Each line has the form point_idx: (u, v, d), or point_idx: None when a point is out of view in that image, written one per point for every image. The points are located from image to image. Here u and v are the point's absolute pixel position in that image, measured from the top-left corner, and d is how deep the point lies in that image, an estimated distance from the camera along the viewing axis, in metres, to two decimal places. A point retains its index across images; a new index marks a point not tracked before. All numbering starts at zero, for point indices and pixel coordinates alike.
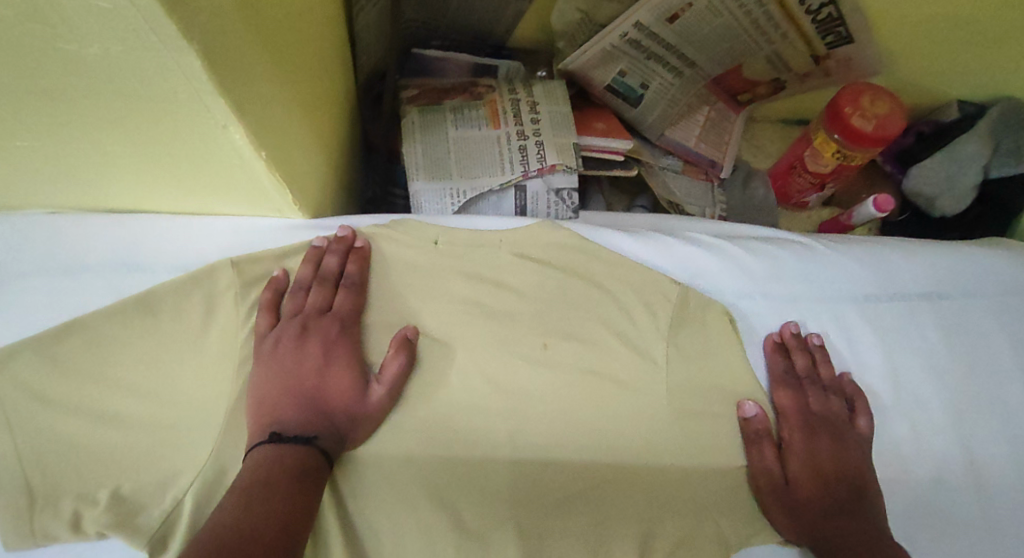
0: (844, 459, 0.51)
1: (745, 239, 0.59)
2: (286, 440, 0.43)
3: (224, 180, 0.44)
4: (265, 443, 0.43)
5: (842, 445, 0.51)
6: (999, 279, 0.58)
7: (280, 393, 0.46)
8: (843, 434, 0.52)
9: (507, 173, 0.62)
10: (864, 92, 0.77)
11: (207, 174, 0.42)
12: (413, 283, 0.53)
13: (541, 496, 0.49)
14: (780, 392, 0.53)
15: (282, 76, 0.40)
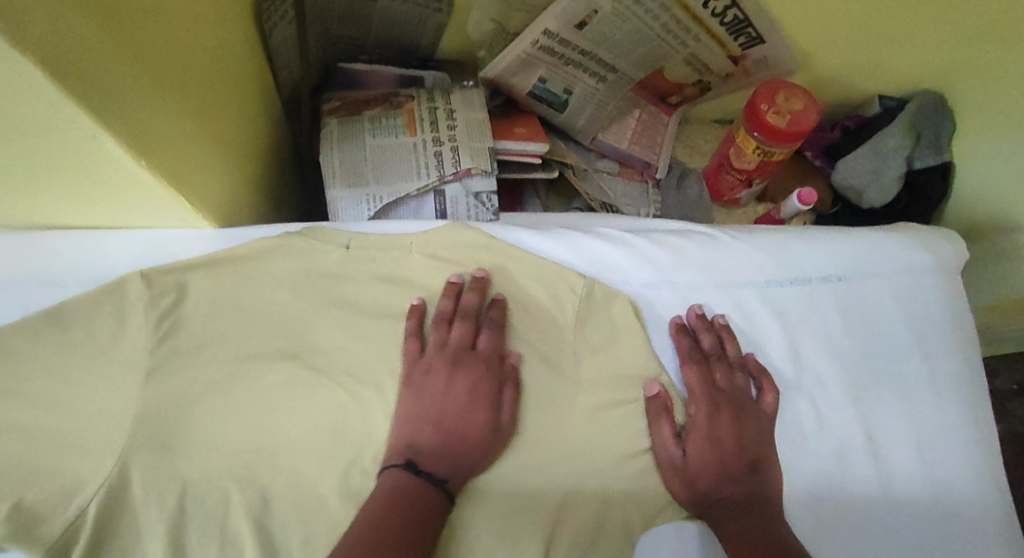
0: (746, 433, 0.53)
1: (654, 232, 0.61)
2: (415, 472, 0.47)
3: (118, 184, 0.45)
4: (398, 473, 0.47)
5: (744, 420, 0.54)
6: (894, 276, 0.61)
7: (426, 421, 0.50)
8: (746, 410, 0.54)
9: (422, 179, 0.65)
10: (779, 90, 0.80)
11: (97, 176, 0.43)
12: (320, 291, 0.53)
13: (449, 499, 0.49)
14: (688, 370, 0.55)
15: (160, 81, 0.41)
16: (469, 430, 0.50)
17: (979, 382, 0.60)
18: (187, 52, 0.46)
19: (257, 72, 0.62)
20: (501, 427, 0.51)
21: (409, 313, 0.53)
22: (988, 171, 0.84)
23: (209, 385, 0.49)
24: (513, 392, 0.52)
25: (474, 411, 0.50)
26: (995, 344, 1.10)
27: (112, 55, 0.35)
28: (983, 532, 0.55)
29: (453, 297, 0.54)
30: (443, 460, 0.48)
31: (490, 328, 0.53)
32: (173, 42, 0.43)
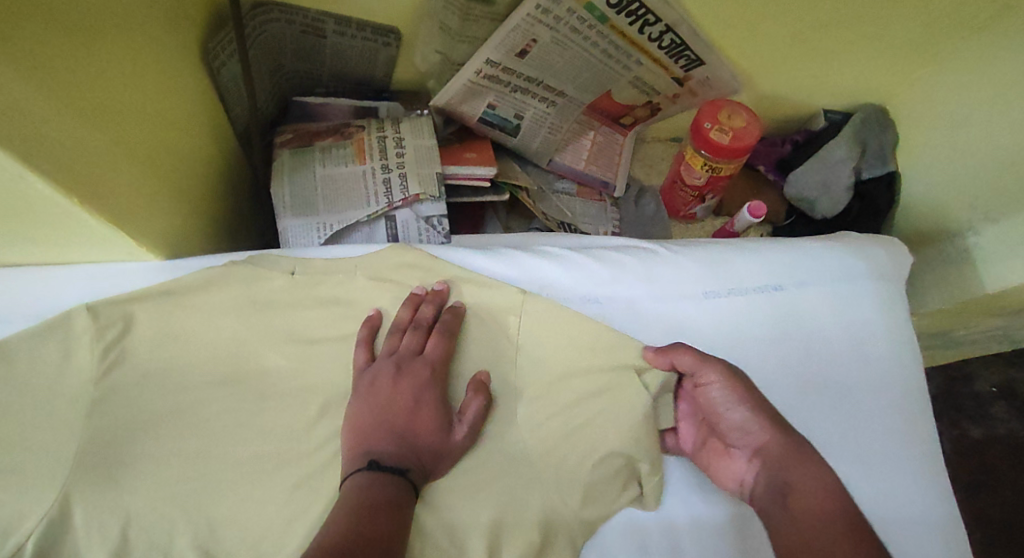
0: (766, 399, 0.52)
1: (596, 248, 0.62)
2: (381, 471, 0.45)
3: (43, 212, 0.46)
4: (357, 475, 0.45)
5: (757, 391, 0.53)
6: (835, 283, 0.62)
7: (371, 427, 0.48)
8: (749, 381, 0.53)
9: (371, 206, 0.67)
10: (721, 109, 0.83)
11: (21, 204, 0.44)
12: (264, 318, 0.54)
13: None
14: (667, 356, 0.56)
15: (76, 113, 0.43)
16: (429, 436, 0.49)
17: (918, 387, 0.61)
18: (120, 91, 0.48)
19: (206, 108, 0.64)
20: (460, 438, 0.51)
21: (366, 322, 0.54)
22: (933, 177, 0.86)
23: (154, 414, 0.50)
24: (469, 402, 0.52)
25: (434, 420, 0.50)
26: (965, 349, 1.10)
27: (24, 94, 0.37)
28: (926, 539, 0.55)
29: (411, 306, 0.54)
30: (402, 453, 0.47)
31: (441, 331, 0.54)
32: (100, 82, 0.45)
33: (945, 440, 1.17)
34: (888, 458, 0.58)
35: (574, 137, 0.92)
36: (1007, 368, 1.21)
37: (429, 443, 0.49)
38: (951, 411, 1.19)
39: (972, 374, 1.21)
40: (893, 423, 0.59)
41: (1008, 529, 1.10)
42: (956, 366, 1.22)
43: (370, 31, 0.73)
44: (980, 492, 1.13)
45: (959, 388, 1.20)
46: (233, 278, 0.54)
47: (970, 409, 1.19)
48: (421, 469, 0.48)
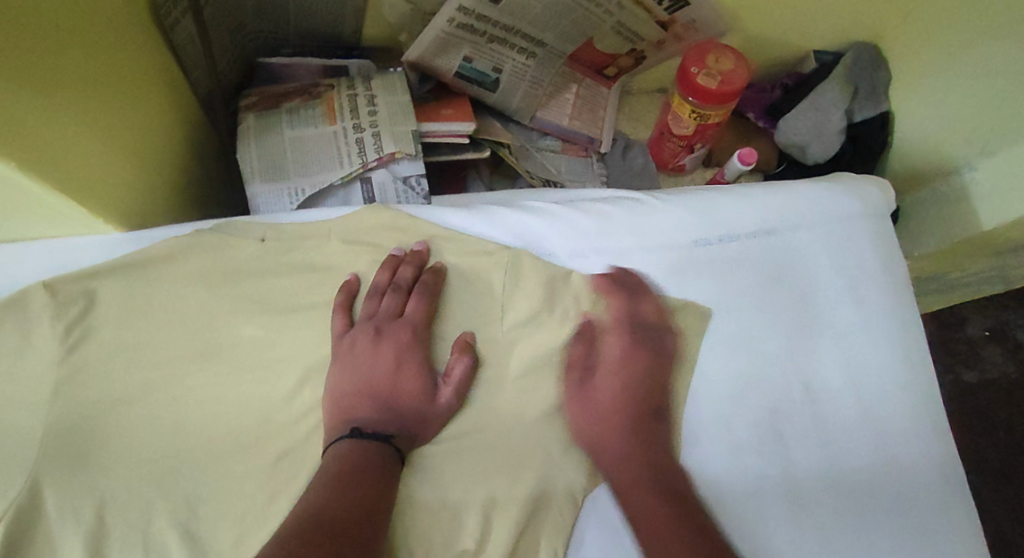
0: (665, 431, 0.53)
1: (581, 201, 0.60)
2: (366, 440, 0.44)
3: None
4: (341, 444, 0.43)
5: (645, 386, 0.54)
6: (831, 226, 0.60)
7: (352, 396, 0.46)
8: (648, 377, 0.54)
9: (345, 167, 0.64)
10: (708, 52, 0.79)
11: None
12: (236, 287, 0.51)
13: None
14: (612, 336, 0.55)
15: (30, 77, 0.39)
16: (412, 401, 0.47)
17: (916, 326, 0.60)
18: (74, 55, 0.44)
19: (162, 73, 0.60)
20: (446, 402, 0.49)
21: (342, 287, 0.51)
22: (927, 116, 0.83)
23: (125, 393, 0.47)
24: (454, 365, 0.50)
25: (418, 384, 0.48)
26: (959, 293, 1.09)
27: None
28: (924, 477, 0.55)
29: (389, 269, 0.52)
30: (387, 419, 0.46)
31: (423, 293, 0.51)
32: (54, 45, 0.42)
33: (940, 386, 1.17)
34: (887, 403, 0.56)
35: (557, 90, 0.88)
36: (1000, 311, 1.21)
37: (414, 407, 0.47)
38: (945, 356, 1.18)
39: (966, 319, 1.21)
40: (891, 368, 0.57)
41: (1004, 469, 1.11)
42: (950, 312, 1.21)
43: None
44: (974, 435, 1.13)
45: (954, 334, 1.20)
46: (201, 248, 0.51)
47: (965, 354, 1.18)
48: (406, 433, 0.46)
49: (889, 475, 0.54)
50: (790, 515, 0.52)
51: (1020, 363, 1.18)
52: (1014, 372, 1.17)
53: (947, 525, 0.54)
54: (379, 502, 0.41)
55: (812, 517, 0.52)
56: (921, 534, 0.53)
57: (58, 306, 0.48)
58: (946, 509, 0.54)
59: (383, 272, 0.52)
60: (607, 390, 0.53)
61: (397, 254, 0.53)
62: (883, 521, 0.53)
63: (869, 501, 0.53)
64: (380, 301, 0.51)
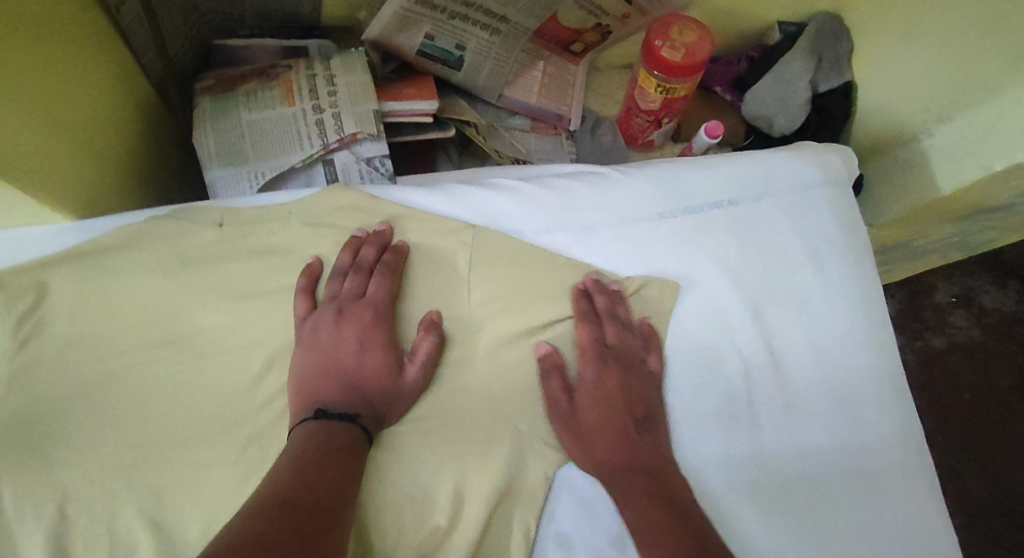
0: (663, 404, 0.53)
1: (547, 177, 0.59)
2: (330, 419, 0.44)
3: None
4: (305, 424, 0.43)
5: (633, 378, 0.52)
6: (794, 195, 0.61)
7: (316, 377, 0.46)
8: (636, 368, 0.53)
9: (306, 149, 0.62)
10: (672, 25, 0.79)
11: None
12: (193, 274, 0.50)
13: None
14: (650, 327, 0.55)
15: None
16: (377, 382, 0.47)
17: (877, 290, 0.61)
18: (21, 40, 0.43)
19: (111, 57, 0.58)
20: (412, 379, 0.49)
21: (305, 271, 0.51)
22: (887, 84, 0.84)
23: (83, 385, 0.47)
24: (421, 343, 0.49)
25: (383, 363, 0.48)
26: (923, 260, 1.12)
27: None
28: (884, 435, 0.56)
29: (351, 250, 0.51)
30: (352, 397, 0.46)
31: (385, 273, 0.51)
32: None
33: (908, 351, 1.20)
34: (848, 366, 0.58)
35: (523, 67, 0.87)
36: (965, 277, 1.24)
37: (379, 386, 0.47)
38: (912, 323, 1.22)
39: (932, 287, 1.24)
40: (853, 332, 0.58)
41: (969, 430, 1.15)
42: (916, 280, 1.24)
43: None
44: (940, 398, 1.17)
45: (920, 301, 1.23)
46: (157, 236, 0.50)
47: (931, 320, 1.22)
48: (372, 413, 0.46)
49: (851, 435, 0.56)
50: (756, 481, 0.53)
51: (984, 327, 1.21)
52: (978, 335, 1.21)
53: (906, 480, 0.55)
54: (345, 484, 0.41)
55: (775, 480, 0.53)
56: (882, 490, 0.54)
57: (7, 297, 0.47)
58: (904, 465, 0.56)
59: (345, 254, 0.51)
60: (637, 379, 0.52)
61: (360, 236, 0.52)
62: (845, 480, 0.54)
63: (831, 463, 0.55)
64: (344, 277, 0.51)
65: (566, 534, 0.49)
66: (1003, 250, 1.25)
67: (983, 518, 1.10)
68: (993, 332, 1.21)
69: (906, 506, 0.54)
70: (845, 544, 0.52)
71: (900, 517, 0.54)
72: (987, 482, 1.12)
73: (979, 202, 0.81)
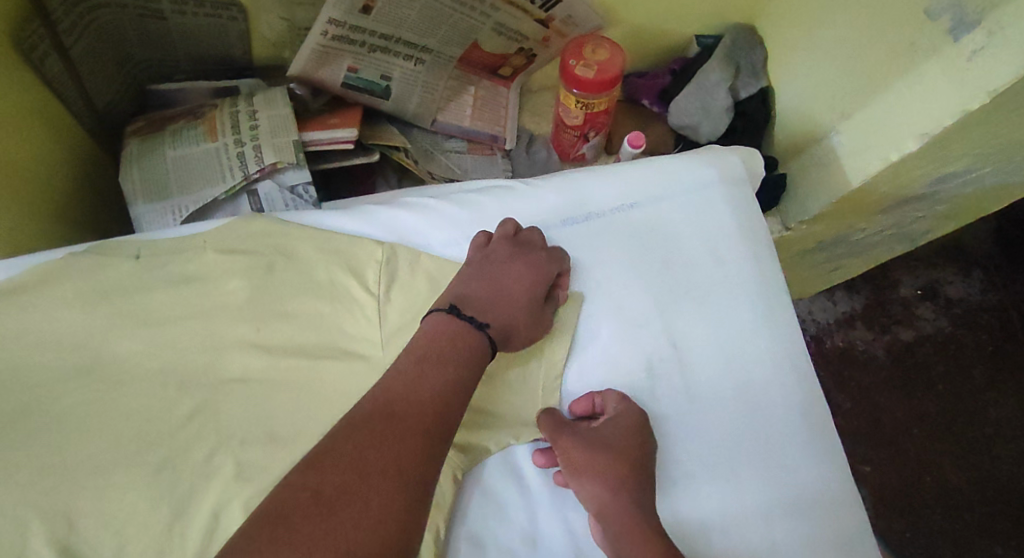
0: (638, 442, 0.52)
1: (455, 194, 0.63)
2: (462, 314, 0.50)
3: None
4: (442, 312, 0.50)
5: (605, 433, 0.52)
6: (693, 196, 0.64)
7: (479, 288, 0.53)
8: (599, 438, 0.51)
9: (228, 181, 0.66)
10: (585, 44, 0.83)
11: None
12: (112, 305, 0.53)
13: (262, 483, 0.48)
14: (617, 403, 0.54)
15: None
16: (475, 351, 0.48)
17: (776, 280, 0.63)
18: None
19: (37, 109, 0.61)
20: (549, 318, 0.56)
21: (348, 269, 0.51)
22: (800, 87, 0.87)
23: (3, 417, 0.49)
24: (558, 296, 0.57)
25: (536, 300, 0.54)
26: (876, 256, 1.15)
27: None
28: (787, 421, 0.58)
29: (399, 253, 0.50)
30: (485, 310, 0.51)
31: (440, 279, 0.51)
32: None
33: (878, 347, 1.22)
34: (747, 354, 0.60)
35: (453, 92, 0.91)
36: (929, 270, 1.27)
37: (525, 310, 0.53)
38: (881, 318, 1.24)
39: (897, 281, 1.27)
40: (754, 324, 0.61)
41: (944, 420, 1.17)
42: (881, 275, 1.27)
43: (211, 9, 0.70)
44: (914, 390, 1.19)
45: (887, 295, 1.26)
46: (77, 271, 0.53)
47: (899, 314, 1.24)
48: (503, 328, 0.51)
49: (757, 421, 0.57)
50: (658, 470, 0.54)
51: (952, 318, 1.24)
52: (947, 326, 1.24)
53: (807, 462, 0.57)
54: (407, 483, 0.39)
55: (679, 469, 0.55)
56: (787, 473, 0.56)
57: None
58: (806, 447, 0.57)
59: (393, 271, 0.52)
60: (609, 438, 0.51)
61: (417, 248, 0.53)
62: (748, 467, 0.56)
63: (734, 449, 0.56)
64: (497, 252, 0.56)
65: (478, 533, 0.51)
66: (964, 241, 1.29)
67: (967, 510, 1.11)
68: (962, 322, 1.24)
69: (808, 487, 0.56)
70: (747, 530, 0.53)
71: (802, 501, 0.55)
72: (963, 471, 1.13)
73: (897, 194, 0.83)
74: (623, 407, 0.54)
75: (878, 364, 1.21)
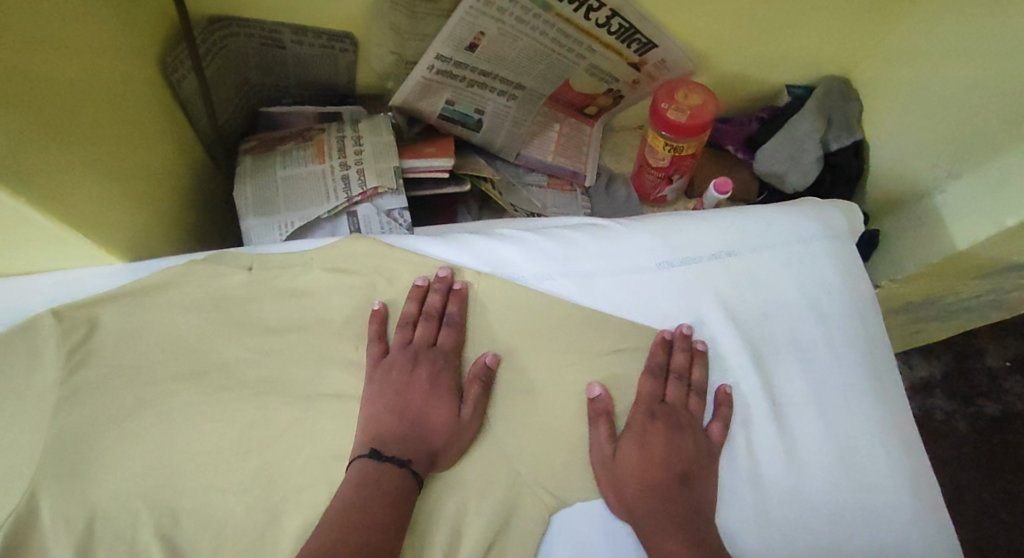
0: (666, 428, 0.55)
1: (551, 228, 0.63)
2: (381, 458, 0.49)
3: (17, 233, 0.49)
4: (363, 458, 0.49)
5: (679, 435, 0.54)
6: (793, 247, 0.63)
7: (390, 411, 0.52)
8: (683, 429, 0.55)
9: (331, 202, 0.68)
10: (677, 89, 0.84)
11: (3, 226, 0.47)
12: (225, 314, 0.56)
13: None
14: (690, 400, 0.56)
15: (56, 135, 0.46)
16: (399, 481, 0.48)
17: (878, 340, 0.61)
18: (88, 117, 0.51)
19: (168, 127, 0.66)
20: (466, 417, 0.53)
21: (373, 317, 0.56)
22: (898, 142, 0.85)
23: (118, 412, 0.51)
24: (478, 388, 0.54)
25: (442, 409, 0.53)
26: (964, 321, 1.09)
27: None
28: (891, 491, 0.55)
29: (416, 300, 0.57)
30: (404, 445, 0.51)
31: (450, 325, 0.57)
32: (69, 108, 0.48)
33: (961, 419, 1.15)
34: (847, 416, 0.57)
35: (540, 128, 0.93)
36: (1021, 340, 1.20)
37: (434, 429, 0.52)
38: (965, 389, 1.17)
39: (983, 350, 1.19)
40: (856, 384, 0.59)
41: None
42: (966, 342, 1.20)
43: (327, 40, 0.75)
44: (1002, 469, 1.11)
45: (970, 364, 1.19)
46: (196, 279, 0.56)
47: (985, 386, 1.17)
48: (422, 459, 0.51)
49: (859, 487, 0.55)
50: (757, 533, 0.52)
51: None
52: None
53: (911, 537, 0.54)
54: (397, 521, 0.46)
55: (777, 532, 0.52)
56: (891, 540, 0.53)
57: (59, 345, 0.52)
58: (910, 521, 0.54)
59: (410, 306, 0.57)
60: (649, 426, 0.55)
61: (423, 287, 0.58)
62: (849, 537, 0.53)
63: (834, 517, 0.54)
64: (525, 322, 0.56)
65: None
66: None
67: None
68: None
69: None
70: None
71: None
72: None
73: (1002, 260, 0.79)
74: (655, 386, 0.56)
75: (961, 438, 1.13)
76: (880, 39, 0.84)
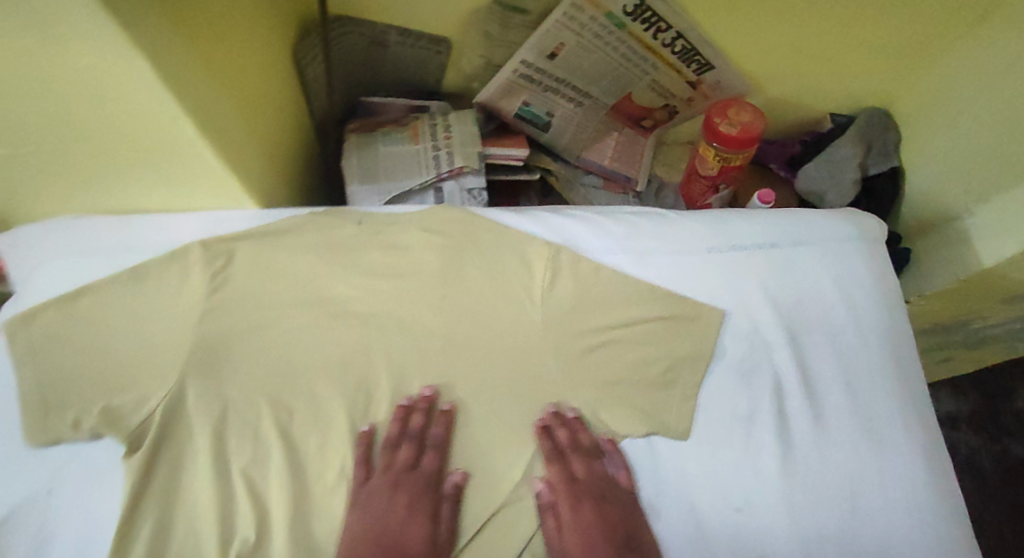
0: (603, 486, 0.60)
1: (616, 212, 0.73)
2: None
3: (187, 173, 0.61)
4: None
5: (609, 504, 0.59)
6: (830, 246, 0.71)
7: (368, 536, 0.56)
8: (608, 496, 0.60)
9: (424, 175, 0.80)
10: (729, 106, 0.93)
11: (179, 166, 0.59)
12: (336, 258, 0.66)
13: None
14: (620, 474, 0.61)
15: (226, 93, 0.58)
16: None
17: (902, 335, 0.69)
18: (246, 84, 0.63)
19: (292, 104, 0.78)
20: (442, 539, 0.58)
21: (357, 441, 0.60)
22: (932, 171, 0.93)
23: (245, 329, 0.62)
24: (449, 507, 0.59)
25: (421, 529, 0.58)
26: (991, 354, 1.14)
27: (167, 43, 0.47)
28: (897, 465, 0.63)
29: (399, 421, 0.61)
30: None
31: (432, 448, 0.61)
32: (235, 74, 0.60)
33: (985, 456, 1.19)
34: (866, 396, 0.65)
35: (602, 135, 1.03)
36: None
37: (409, 547, 0.56)
38: (991, 427, 1.21)
39: (1011, 391, 1.23)
40: (876, 370, 0.66)
41: None
42: (995, 382, 1.24)
43: (426, 43, 0.87)
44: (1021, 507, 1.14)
45: (998, 404, 1.23)
46: (314, 227, 0.66)
47: (1011, 426, 1.21)
48: None
49: (868, 457, 0.63)
50: (775, 482, 0.61)
51: None
52: None
53: (911, 506, 0.62)
54: None
55: (792, 484, 0.61)
56: (891, 507, 0.61)
57: (199, 267, 0.62)
58: (913, 492, 0.62)
59: (394, 425, 0.61)
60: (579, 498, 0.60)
61: (405, 406, 0.62)
62: (854, 496, 0.62)
63: (844, 477, 0.62)
64: (566, 489, 0.61)
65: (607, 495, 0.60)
66: None
67: None
68: None
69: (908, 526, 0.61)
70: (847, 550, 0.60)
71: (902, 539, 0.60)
72: None
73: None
74: (587, 471, 0.61)
75: (982, 473, 1.17)
76: (921, 76, 0.92)
